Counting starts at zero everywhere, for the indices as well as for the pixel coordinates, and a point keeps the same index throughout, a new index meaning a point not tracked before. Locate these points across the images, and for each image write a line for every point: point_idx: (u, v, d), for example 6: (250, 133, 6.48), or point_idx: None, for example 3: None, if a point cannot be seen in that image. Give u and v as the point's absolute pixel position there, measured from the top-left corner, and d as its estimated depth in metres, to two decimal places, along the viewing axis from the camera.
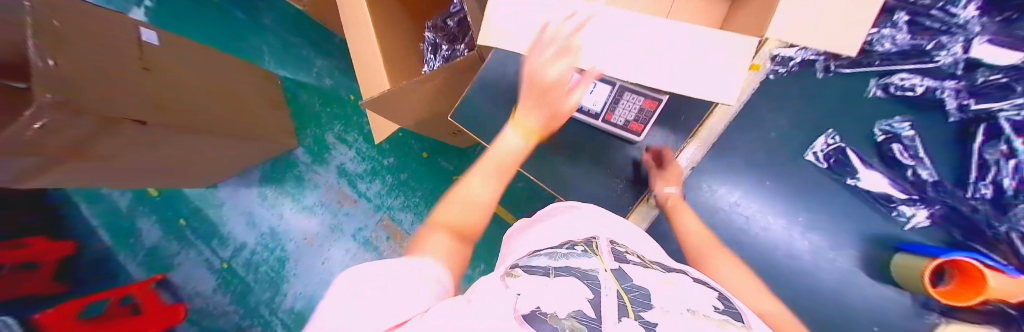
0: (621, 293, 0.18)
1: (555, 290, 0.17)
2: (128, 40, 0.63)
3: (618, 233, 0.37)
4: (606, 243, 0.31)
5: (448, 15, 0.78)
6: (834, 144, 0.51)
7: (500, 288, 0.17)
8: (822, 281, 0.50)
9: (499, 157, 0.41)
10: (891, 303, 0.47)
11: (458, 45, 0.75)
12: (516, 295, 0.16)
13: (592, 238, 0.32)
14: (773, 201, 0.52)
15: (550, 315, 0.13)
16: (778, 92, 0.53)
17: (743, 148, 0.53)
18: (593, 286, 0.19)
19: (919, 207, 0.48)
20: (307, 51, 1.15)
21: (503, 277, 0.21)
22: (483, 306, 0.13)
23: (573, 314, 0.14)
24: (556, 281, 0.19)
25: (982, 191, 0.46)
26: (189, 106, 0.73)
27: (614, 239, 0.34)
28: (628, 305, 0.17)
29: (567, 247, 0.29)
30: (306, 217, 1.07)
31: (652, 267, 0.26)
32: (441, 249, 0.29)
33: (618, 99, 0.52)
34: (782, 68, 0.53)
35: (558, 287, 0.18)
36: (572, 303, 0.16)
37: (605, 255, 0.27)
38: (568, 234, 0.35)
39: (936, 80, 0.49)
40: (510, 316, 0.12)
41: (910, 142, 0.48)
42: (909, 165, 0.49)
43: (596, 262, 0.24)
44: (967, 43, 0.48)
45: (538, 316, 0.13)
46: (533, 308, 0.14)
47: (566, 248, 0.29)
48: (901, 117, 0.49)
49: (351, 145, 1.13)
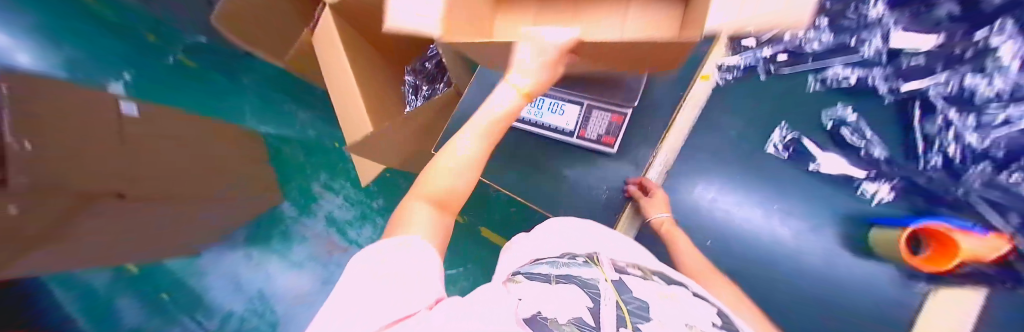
0: (619, 304, 0.21)
1: (561, 297, 0.21)
2: (106, 114, 0.63)
3: (611, 240, 0.41)
4: (608, 259, 0.34)
5: (425, 58, 0.84)
6: (790, 136, 0.63)
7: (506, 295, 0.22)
8: (809, 260, 0.57)
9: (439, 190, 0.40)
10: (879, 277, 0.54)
11: (437, 84, 0.80)
12: (519, 302, 0.21)
13: (594, 253, 0.35)
14: (748, 194, 0.62)
15: (551, 320, 0.18)
16: (727, 102, 0.67)
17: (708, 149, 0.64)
18: (593, 296, 0.22)
19: (880, 183, 0.58)
20: (290, 106, 1.25)
21: (506, 283, 0.27)
22: (487, 311, 0.17)
23: (573, 320, 0.18)
24: (557, 287, 0.24)
25: (932, 160, 0.57)
26: (168, 174, 0.71)
27: (620, 260, 0.35)
28: (627, 316, 0.19)
29: (569, 258, 0.34)
30: (294, 275, 1.01)
31: (652, 281, 0.29)
32: (423, 220, 0.36)
33: (588, 117, 0.58)
34: (729, 74, 0.68)
35: (562, 293, 0.22)
36: (574, 311, 0.19)
37: (605, 267, 0.30)
38: (563, 245, 0.40)
39: (865, 70, 0.64)
40: (514, 319, 0.17)
41: (855, 125, 0.61)
42: (862, 145, 0.61)
43: (597, 273, 0.28)
44: (883, 36, 0.64)
45: (541, 322, 0.17)
46: (535, 314, 0.18)
47: (568, 258, 0.33)
48: (843, 105, 0.63)
49: (338, 192, 1.24)
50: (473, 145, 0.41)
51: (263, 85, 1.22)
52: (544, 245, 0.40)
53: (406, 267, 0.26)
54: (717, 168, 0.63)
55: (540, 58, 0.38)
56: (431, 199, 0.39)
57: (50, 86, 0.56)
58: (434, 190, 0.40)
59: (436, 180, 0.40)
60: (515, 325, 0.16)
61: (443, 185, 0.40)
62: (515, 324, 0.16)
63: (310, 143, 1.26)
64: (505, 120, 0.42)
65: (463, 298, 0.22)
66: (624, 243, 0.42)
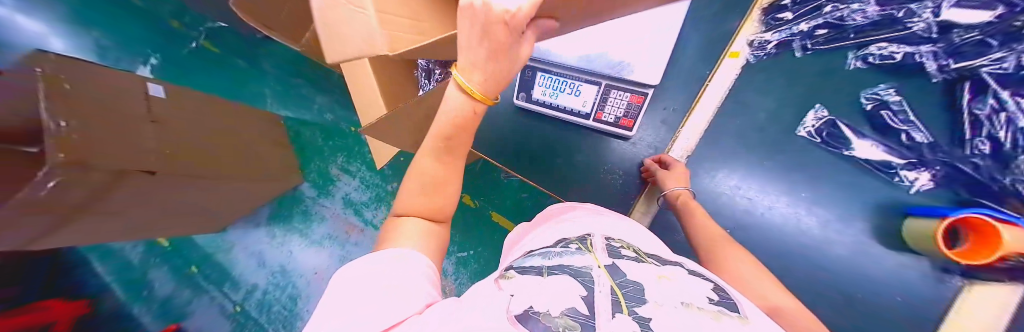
0: (615, 289, 0.20)
1: (550, 289, 0.19)
2: (136, 94, 0.66)
3: (613, 228, 0.36)
4: (601, 240, 0.31)
5: None
6: (824, 118, 0.56)
7: (496, 292, 0.21)
8: (836, 252, 0.56)
9: (419, 182, 0.37)
10: (915, 274, 0.52)
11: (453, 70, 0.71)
12: (511, 297, 0.19)
13: (586, 236, 0.32)
14: (774, 180, 0.58)
15: (544, 314, 0.17)
16: (761, 80, 0.59)
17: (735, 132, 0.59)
18: (587, 283, 0.20)
19: (921, 171, 0.51)
20: (307, 90, 1.16)
21: (497, 281, 0.24)
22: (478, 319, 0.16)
23: (566, 312, 0.17)
24: (549, 280, 0.21)
25: (980, 147, 0.45)
26: (199, 152, 0.76)
27: (611, 235, 0.33)
28: (622, 301, 0.18)
29: (561, 246, 0.30)
30: (315, 251, 1.10)
31: (646, 262, 0.26)
32: (413, 233, 0.35)
33: (606, 98, 0.55)
34: (760, 52, 0.60)
35: (555, 285, 0.20)
36: (567, 300, 0.18)
37: (599, 252, 0.27)
38: (562, 232, 0.36)
39: (913, 45, 0.50)
40: (505, 318, 0.16)
41: (898, 107, 0.51)
42: (902, 130, 0.51)
43: (588, 259, 0.25)
44: (937, 9, 0.46)
45: (533, 317, 0.16)
46: (527, 309, 0.17)
47: (560, 247, 0.29)
48: (885, 85, 0.53)
49: (355, 175, 1.12)
50: (433, 162, 0.36)
51: (283, 70, 1.16)
52: (546, 237, 0.36)
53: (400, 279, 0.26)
54: (744, 155, 0.59)
55: (483, 41, 0.23)
56: (421, 214, 0.37)
57: (88, 68, 0.59)
58: (418, 200, 0.37)
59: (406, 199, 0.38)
60: (507, 325, 0.15)
61: (415, 201, 0.37)
62: (507, 324, 0.15)
63: (327, 127, 1.15)
64: (456, 129, 0.33)
65: (456, 303, 0.23)
66: (634, 233, 0.37)
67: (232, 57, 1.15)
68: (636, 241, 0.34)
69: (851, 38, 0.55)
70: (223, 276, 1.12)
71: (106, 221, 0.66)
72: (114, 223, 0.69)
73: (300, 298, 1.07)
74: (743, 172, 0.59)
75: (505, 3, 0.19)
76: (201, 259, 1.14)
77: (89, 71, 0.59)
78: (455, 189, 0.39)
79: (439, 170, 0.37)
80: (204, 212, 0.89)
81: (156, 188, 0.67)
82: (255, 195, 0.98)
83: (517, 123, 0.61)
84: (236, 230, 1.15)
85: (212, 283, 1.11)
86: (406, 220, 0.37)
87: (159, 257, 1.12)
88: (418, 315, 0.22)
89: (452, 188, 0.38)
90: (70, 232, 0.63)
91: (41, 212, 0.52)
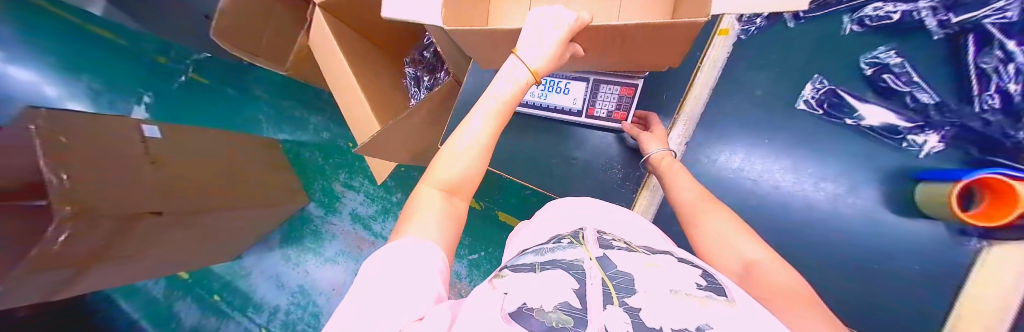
0: (604, 280, 0.19)
1: (541, 284, 0.19)
2: (132, 137, 0.68)
3: (606, 222, 0.35)
4: (592, 233, 0.30)
5: (423, 47, 0.79)
6: (823, 88, 0.47)
7: (489, 292, 0.20)
8: (849, 226, 0.45)
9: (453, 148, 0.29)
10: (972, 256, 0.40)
11: (438, 74, 0.75)
12: (504, 295, 0.19)
13: (579, 231, 0.31)
14: (781, 156, 0.49)
15: (537, 310, 0.17)
16: (755, 48, 0.52)
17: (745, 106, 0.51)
18: (579, 277, 0.20)
19: (927, 133, 0.42)
20: (300, 111, 1.14)
21: (491, 279, 0.23)
22: (473, 321, 0.16)
23: (559, 307, 0.17)
24: (542, 276, 0.20)
25: (990, 102, 0.38)
26: (205, 185, 0.77)
27: (603, 229, 0.32)
28: (613, 292, 0.18)
29: (554, 241, 0.29)
30: (330, 268, 1.12)
31: (638, 252, 0.25)
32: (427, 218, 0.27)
33: (596, 92, 0.53)
34: (751, 26, 0.52)
35: (547, 280, 0.20)
36: (559, 294, 0.18)
37: (590, 243, 0.26)
38: (556, 228, 0.35)
39: (909, 3, 0.45)
40: (500, 317, 0.16)
41: (901, 69, 0.43)
42: (905, 92, 0.43)
43: (580, 252, 0.24)
44: None
45: (526, 313, 0.16)
46: (520, 305, 0.17)
47: (553, 243, 0.28)
48: (884, 47, 0.45)
49: (358, 190, 1.12)
50: (485, 127, 0.28)
51: (274, 95, 1.14)
52: (544, 231, 0.36)
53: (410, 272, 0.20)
54: (743, 131, 0.50)
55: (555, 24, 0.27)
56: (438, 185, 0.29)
57: (84, 116, 0.60)
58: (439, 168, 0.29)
59: (443, 166, 0.29)
60: (502, 324, 0.15)
61: (455, 169, 0.28)
62: (501, 323, 0.15)
63: (324, 145, 1.15)
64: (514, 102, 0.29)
65: (450, 304, 0.20)
66: (636, 228, 0.35)
67: (221, 87, 1.15)
68: (631, 234, 0.33)
69: (842, 3, 0.49)
70: (243, 302, 1.14)
71: (123, 263, 0.69)
72: (131, 263, 0.71)
73: (321, 315, 1.09)
74: (747, 145, 0.50)
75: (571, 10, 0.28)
76: (222, 288, 1.16)
77: (86, 120, 0.60)
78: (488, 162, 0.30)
79: (486, 131, 0.28)
80: (218, 243, 0.91)
81: (167, 228, 0.69)
82: (265, 221, 1.00)
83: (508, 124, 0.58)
84: (252, 256, 1.17)
85: (236, 309, 1.14)
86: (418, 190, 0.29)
87: (181, 289, 1.17)
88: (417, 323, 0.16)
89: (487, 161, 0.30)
90: (93, 276, 0.66)
91: (57, 265, 0.55)
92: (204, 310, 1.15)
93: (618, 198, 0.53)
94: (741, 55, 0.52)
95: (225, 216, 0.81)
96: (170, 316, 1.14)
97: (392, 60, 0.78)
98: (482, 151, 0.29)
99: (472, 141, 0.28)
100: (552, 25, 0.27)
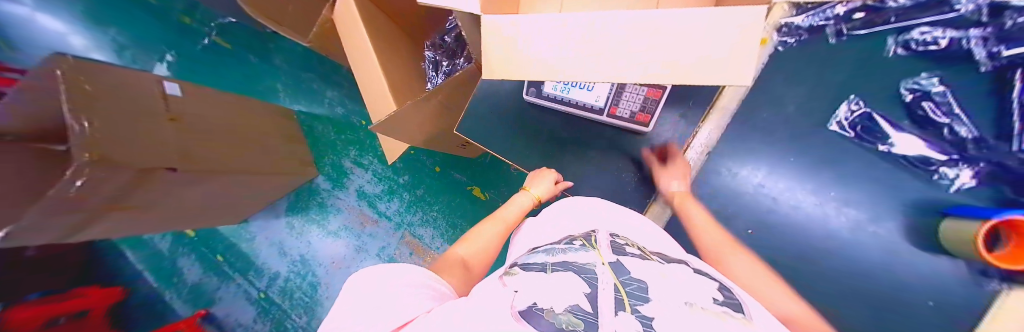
0: (617, 286, 0.19)
1: (552, 284, 0.19)
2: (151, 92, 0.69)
3: (621, 226, 0.35)
4: (605, 236, 0.30)
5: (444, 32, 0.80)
6: (858, 111, 0.46)
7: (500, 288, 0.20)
8: (866, 252, 0.45)
9: (482, 235, 0.45)
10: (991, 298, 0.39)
11: (457, 60, 0.75)
12: (516, 293, 0.19)
13: (592, 232, 0.31)
14: (803, 177, 0.48)
15: (547, 311, 0.16)
16: (794, 65, 0.50)
17: (776, 121, 0.49)
18: (590, 281, 0.20)
19: (961, 167, 0.42)
20: (317, 84, 1.14)
21: (501, 277, 0.23)
22: (488, 314, 0.16)
23: (569, 309, 0.17)
24: (553, 277, 0.20)
25: None
26: (219, 146, 0.78)
27: (617, 232, 0.32)
28: (625, 299, 0.18)
29: (566, 242, 0.28)
30: (332, 241, 1.13)
31: (652, 260, 0.25)
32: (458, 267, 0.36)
33: (620, 92, 0.52)
34: (791, 37, 0.50)
35: (559, 281, 0.20)
36: (571, 296, 0.18)
37: (603, 248, 0.26)
38: (566, 227, 0.35)
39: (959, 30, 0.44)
40: (510, 315, 0.16)
41: (942, 98, 0.43)
42: (943, 123, 0.44)
43: (593, 256, 0.24)
44: None
45: (536, 313, 0.16)
46: (531, 305, 0.17)
47: (565, 244, 0.28)
48: (928, 73, 0.44)
49: (367, 168, 1.13)
50: (497, 228, 0.46)
51: (293, 65, 1.15)
52: (559, 225, 0.36)
53: (406, 286, 0.23)
54: (768, 147, 0.49)
55: (558, 27, 0.27)
56: (467, 254, 0.40)
57: (118, 71, 0.63)
58: (463, 249, 0.41)
59: (473, 241, 0.43)
60: (512, 321, 0.15)
61: (474, 248, 0.42)
62: (511, 320, 0.15)
63: (338, 121, 1.15)
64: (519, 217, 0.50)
65: (461, 299, 0.20)
66: (647, 234, 0.35)
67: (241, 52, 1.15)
68: (647, 240, 0.33)
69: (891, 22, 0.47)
70: (244, 265, 1.17)
71: (134, 213, 0.71)
72: (145, 216, 0.75)
73: (318, 286, 1.11)
74: (768, 165, 0.49)
75: (575, 16, 0.26)
76: (225, 249, 1.19)
77: (113, 72, 0.62)
78: (496, 250, 0.44)
79: (501, 227, 0.47)
80: (228, 205, 0.94)
81: (182, 184, 0.70)
82: (275, 189, 1.02)
83: (524, 116, 0.58)
84: (257, 221, 1.19)
85: (235, 271, 1.17)
86: (447, 257, 0.38)
87: (185, 247, 1.21)
88: (427, 314, 0.19)
89: (494, 249, 0.44)
90: (108, 222, 0.68)
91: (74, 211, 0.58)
92: (207, 268, 1.18)
93: (628, 200, 0.53)
94: (775, 67, 0.50)
95: (239, 179, 0.82)
96: (172, 271, 1.17)
97: (415, 45, 0.78)
98: (498, 243, 0.45)
99: (491, 233, 0.45)
100: (557, 25, 0.27)
